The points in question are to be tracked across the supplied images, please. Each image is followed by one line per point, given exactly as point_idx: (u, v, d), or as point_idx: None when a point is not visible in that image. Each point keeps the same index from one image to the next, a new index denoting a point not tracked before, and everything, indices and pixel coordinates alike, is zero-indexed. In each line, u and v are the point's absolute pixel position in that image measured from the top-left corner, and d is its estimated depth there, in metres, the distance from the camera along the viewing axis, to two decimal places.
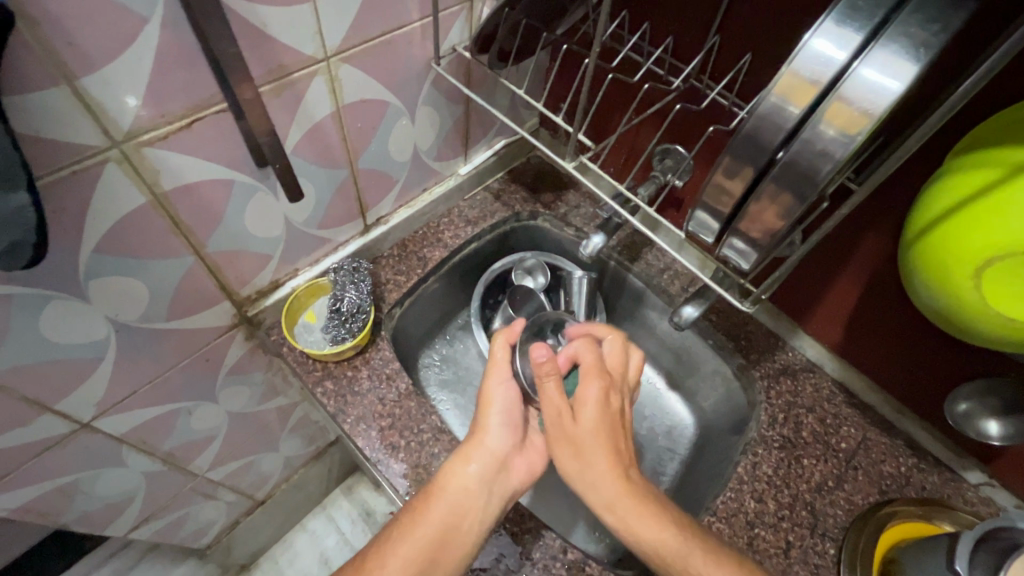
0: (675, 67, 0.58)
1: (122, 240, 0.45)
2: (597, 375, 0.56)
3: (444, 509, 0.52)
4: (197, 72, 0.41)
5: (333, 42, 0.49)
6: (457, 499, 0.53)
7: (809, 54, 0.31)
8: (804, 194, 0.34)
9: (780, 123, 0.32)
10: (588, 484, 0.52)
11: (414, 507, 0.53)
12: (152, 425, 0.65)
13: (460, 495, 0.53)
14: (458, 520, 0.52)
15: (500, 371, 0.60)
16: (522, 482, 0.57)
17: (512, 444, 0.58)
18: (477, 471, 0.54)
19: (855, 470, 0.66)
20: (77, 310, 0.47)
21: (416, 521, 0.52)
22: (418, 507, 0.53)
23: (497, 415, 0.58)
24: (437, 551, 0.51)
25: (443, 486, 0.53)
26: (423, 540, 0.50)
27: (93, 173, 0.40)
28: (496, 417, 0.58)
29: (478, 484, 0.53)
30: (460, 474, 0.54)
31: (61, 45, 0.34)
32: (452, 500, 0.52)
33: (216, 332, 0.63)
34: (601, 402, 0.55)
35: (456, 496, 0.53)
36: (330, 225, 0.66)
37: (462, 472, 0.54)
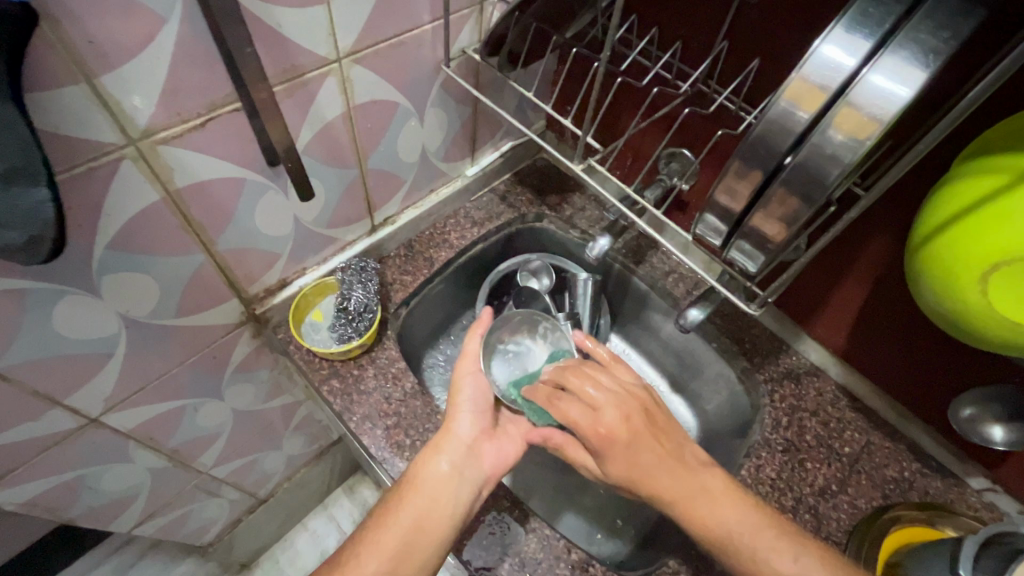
0: (683, 71, 0.58)
1: (135, 236, 0.46)
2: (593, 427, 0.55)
3: (416, 497, 0.53)
4: (213, 71, 0.41)
5: (346, 43, 0.49)
6: (429, 485, 0.53)
7: (818, 61, 0.31)
8: (812, 198, 0.34)
9: (790, 127, 0.33)
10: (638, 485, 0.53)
11: (391, 497, 0.54)
12: (158, 421, 0.65)
13: (430, 482, 0.53)
14: (432, 509, 0.52)
15: (469, 363, 0.61)
16: (495, 466, 0.57)
17: (482, 430, 0.58)
18: (447, 459, 0.55)
19: (859, 475, 0.66)
20: (90, 305, 0.47)
21: (391, 509, 0.52)
22: (394, 497, 0.54)
23: (466, 404, 0.59)
24: (411, 539, 0.51)
25: (415, 475, 0.54)
26: (399, 528, 0.51)
27: (108, 169, 0.40)
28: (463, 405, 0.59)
29: (447, 470, 0.54)
30: (430, 463, 0.55)
31: (82, 43, 0.34)
32: (425, 492, 0.53)
33: (224, 329, 0.63)
34: (613, 444, 0.54)
35: (427, 484, 0.53)
36: (338, 224, 0.67)
37: (431, 461, 0.55)
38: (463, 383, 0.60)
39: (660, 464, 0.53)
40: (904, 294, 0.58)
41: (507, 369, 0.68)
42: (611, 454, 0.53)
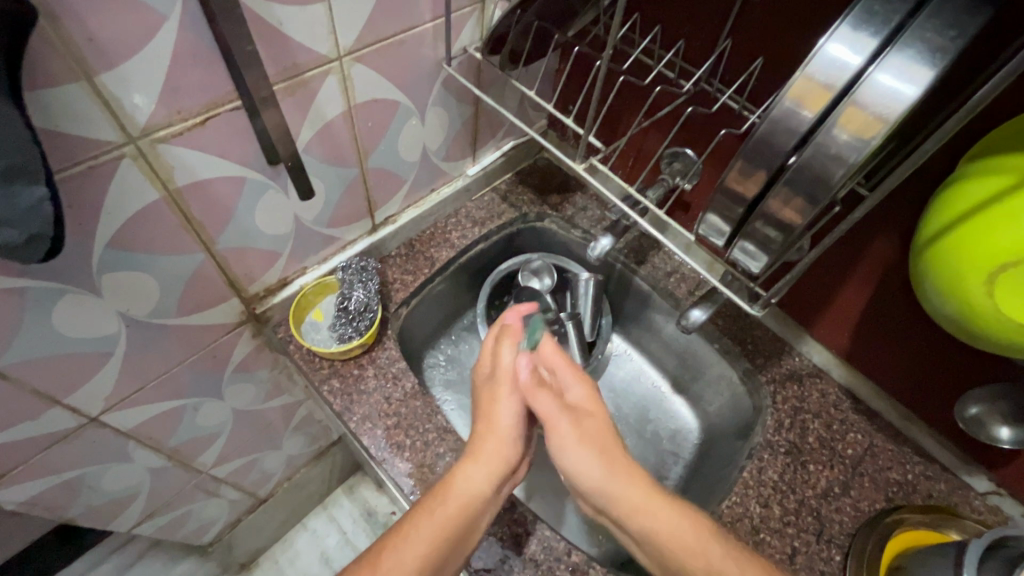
0: (685, 70, 0.58)
1: (135, 235, 0.46)
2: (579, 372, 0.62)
3: (459, 511, 0.52)
4: (212, 69, 0.41)
5: (346, 42, 0.49)
6: (472, 501, 0.53)
7: (825, 59, 0.31)
8: (817, 198, 0.34)
9: (795, 126, 0.32)
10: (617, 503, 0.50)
11: (430, 505, 0.53)
12: (158, 421, 0.65)
13: (474, 498, 0.54)
14: (470, 521, 0.53)
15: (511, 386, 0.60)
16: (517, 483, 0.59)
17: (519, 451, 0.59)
18: (491, 477, 0.55)
19: (861, 477, 0.65)
20: (89, 304, 0.47)
21: (435, 518, 0.51)
22: (435, 507, 0.52)
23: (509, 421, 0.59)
24: (453, 550, 0.51)
25: (456, 487, 0.54)
26: (444, 539, 0.51)
27: (108, 168, 0.40)
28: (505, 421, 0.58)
29: (490, 489, 0.55)
30: (473, 479, 0.54)
31: (81, 41, 0.34)
32: (465, 502, 0.53)
33: (224, 329, 0.63)
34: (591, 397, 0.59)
35: (472, 499, 0.53)
36: (339, 223, 0.66)
37: (476, 478, 0.54)
38: (501, 407, 0.59)
39: (627, 473, 0.52)
40: (910, 295, 0.58)
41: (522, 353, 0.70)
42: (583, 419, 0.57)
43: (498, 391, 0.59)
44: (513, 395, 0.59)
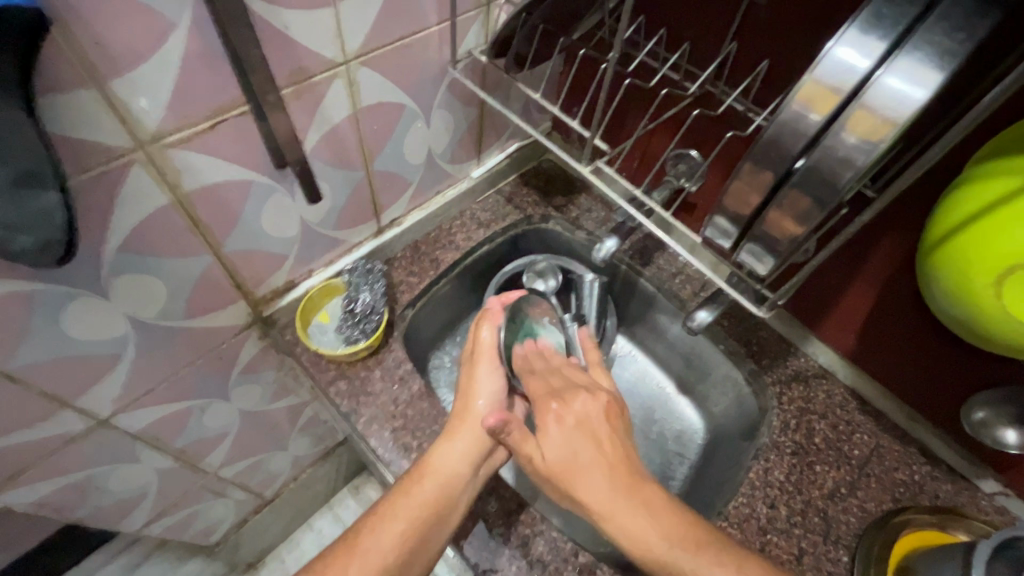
0: (691, 72, 0.58)
1: (145, 239, 0.46)
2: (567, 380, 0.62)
3: (435, 486, 0.55)
4: (221, 74, 0.41)
5: (353, 46, 0.49)
6: (448, 478, 0.56)
7: (833, 63, 0.31)
8: (824, 200, 0.34)
9: (803, 129, 0.32)
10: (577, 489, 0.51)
11: (408, 484, 0.55)
12: (166, 422, 0.65)
13: (450, 474, 0.56)
14: (448, 497, 0.55)
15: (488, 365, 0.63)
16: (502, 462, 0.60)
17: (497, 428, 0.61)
18: (466, 453, 0.57)
19: (868, 477, 0.65)
20: (98, 307, 0.47)
21: (411, 496, 0.54)
22: (412, 484, 0.55)
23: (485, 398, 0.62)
24: (430, 526, 0.53)
25: (432, 464, 0.56)
26: (419, 516, 0.53)
27: (118, 173, 0.41)
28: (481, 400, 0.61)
29: (466, 465, 0.56)
30: (447, 455, 0.57)
31: (91, 47, 0.34)
32: (444, 477, 0.55)
33: (231, 331, 0.63)
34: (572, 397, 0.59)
35: (447, 474, 0.56)
36: (345, 226, 0.67)
37: (450, 454, 0.57)
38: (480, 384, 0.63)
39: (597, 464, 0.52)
40: (916, 296, 0.58)
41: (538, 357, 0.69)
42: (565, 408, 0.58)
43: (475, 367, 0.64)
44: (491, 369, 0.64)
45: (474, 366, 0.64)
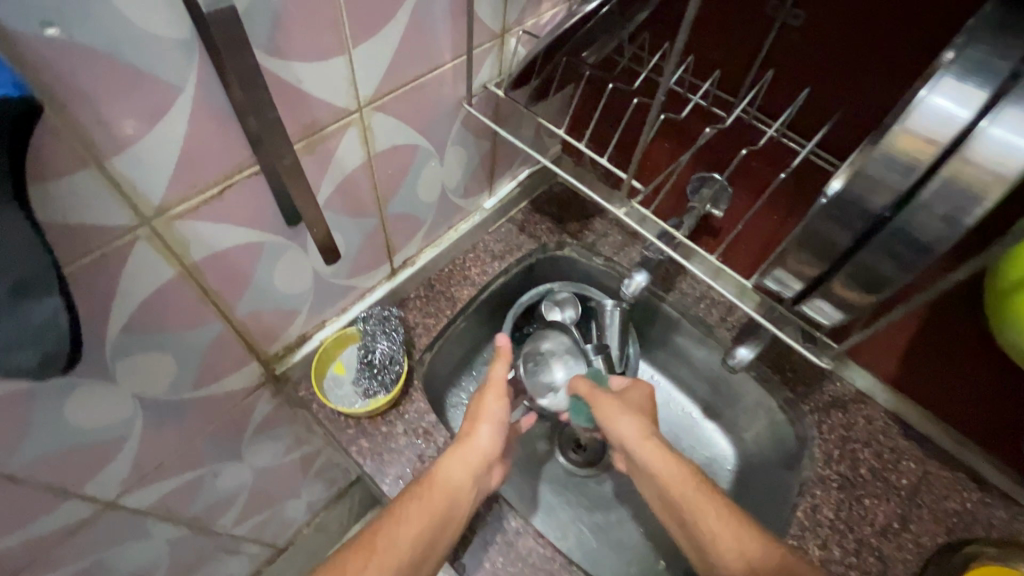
0: (724, 100, 0.57)
1: (152, 316, 0.42)
2: (643, 391, 0.67)
3: (444, 499, 0.52)
4: (231, 137, 0.38)
5: (367, 92, 0.45)
6: (456, 491, 0.53)
7: (924, 111, 0.28)
8: (912, 263, 0.31)
9: (896, 185, 0.29)
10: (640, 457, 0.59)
11: (417, 492, 0.53)
12: (177, 493, 0.61)
13: (458, 489, 0.53)
14: (454, 507, 0.53)
15: (498, 391, 0.61)
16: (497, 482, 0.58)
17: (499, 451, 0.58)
18: (473, 467, 0.55)
19: (920, 509, 0.63)
20: (104, 392, 0.43)
21: (423, 505, 0.52)
22: (422, 493, 0.53)
23: (491, 424, 0.59)
24: (439, 533, 0.51)
25: (440, 475, 0.54)
26: (429, 525, 0.51)
27: (123, 253, 0.37)
28: (485, 427, 0.58)
29: (471, 482, 0.54)
30: (457, 468, 0.54)
31: (90, 125, 0.30)
32: (453, 488, 0.53)
33: (243, 392, 0.59)
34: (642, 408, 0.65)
35: (454, 488, 0.53)
36: (358, 272, 0.63)
37: (455, 470, 0.54)
38: (489, 408, 0.59)
39: (656, 453, 0.58)
40: (969, 318, 0.57)
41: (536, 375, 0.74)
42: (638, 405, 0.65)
43: (484, 395, 0.60)
44: (501, 399, 0.60)
45: (483, 395, 0.60)
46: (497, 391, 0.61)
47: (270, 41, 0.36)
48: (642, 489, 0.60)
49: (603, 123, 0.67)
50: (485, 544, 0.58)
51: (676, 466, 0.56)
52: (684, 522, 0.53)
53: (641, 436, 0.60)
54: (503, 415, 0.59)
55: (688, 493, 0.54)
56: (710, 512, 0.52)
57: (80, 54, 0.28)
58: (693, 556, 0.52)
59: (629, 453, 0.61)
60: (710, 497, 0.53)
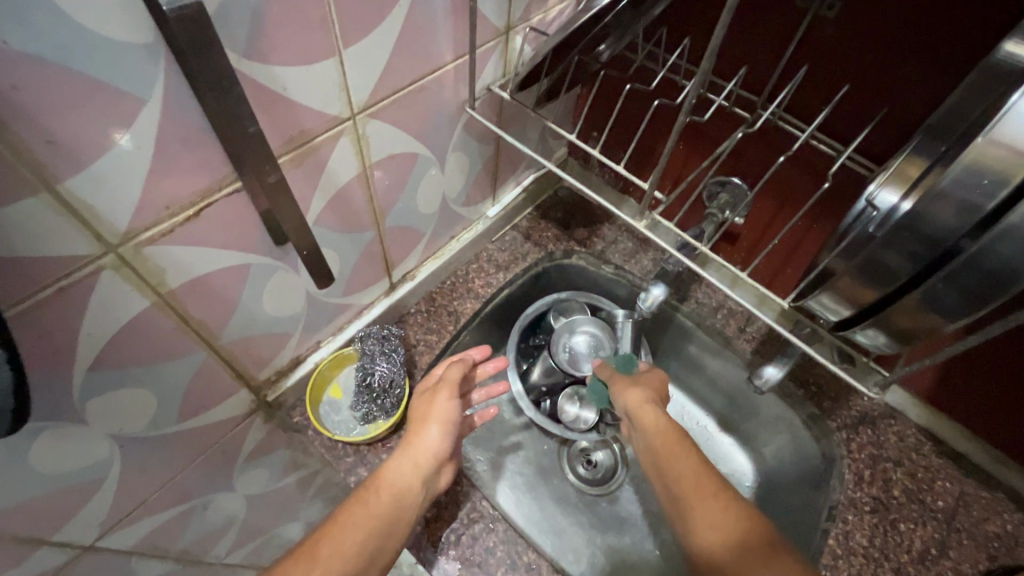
0: (750, 101, 0.54)
1: (125, 350, 0.38)
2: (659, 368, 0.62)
3: (391, 504, 0.48)
4: (208, 153, 0.33)
5: (360, 98, 0.41)
6: (400, 495, 0.49)
7: (1015, 121, 0.26)
8: (981, 296, 0.30)
9: (975, 205, 0.28)
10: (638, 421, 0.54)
11: (361, 498, 0.47)
12: (164, 529, 0.57)
13: (405, 494, 0.49)
14: (401, 510, 0.48)
15: (446, 388, 0.55)
16: (445, 484, 0.55)
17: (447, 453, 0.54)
18: (418, 468, 0.51)
19: (959, 533, 0.59)
20: (73, 435, 0.39)
21: (368, 510, 0.46)
22: (367, 499, 0.47)
23: (440, 425, 0.53)
24: (389, 541, 0.45)
25: (384, 478, 0.49)
26: (375, 530, 0.45)
27: (85, 285, 0.32)
28: (435, 427, 0.53)
29: (418, 486, 0.50)
30: (402, 468, 0.50)
31: (36, 145, 0.26)
32: (396, 492, 0.49)
33: (233, 421, 0.55)
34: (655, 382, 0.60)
35: (401, 492, 0.49)
36: (355, 289, 0.59)
37: (403, 473, 0.50)
38: (437, 405, 0.54)
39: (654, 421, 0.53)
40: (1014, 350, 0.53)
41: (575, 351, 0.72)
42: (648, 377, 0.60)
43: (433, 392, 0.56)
44: (451, 398, 0.55)
45: (434, 394, 0.55)
46: (449, 389, 0.56)
47: (249, 45, 0.32)
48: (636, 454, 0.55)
49: (617, 128, 0.63)
50: None
51: (664, 419, 0.53)
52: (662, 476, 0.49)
53: (640, 400, 0.56)
54: (456, 414, 0.54)
55: (667, 444, 0.50)
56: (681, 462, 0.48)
57: (18, 63, 0.24)
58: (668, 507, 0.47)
59: (628, 417, 0.57)
60: (684, 447, 0.49)
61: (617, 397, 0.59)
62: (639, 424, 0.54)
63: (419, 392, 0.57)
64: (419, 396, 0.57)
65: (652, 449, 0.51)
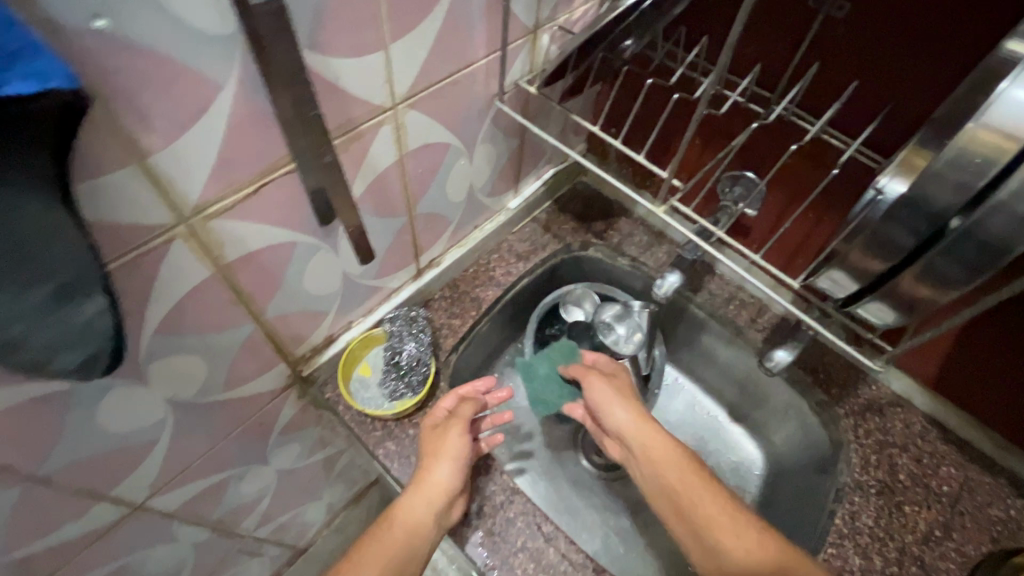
0: (765, 97, 0.56)
1: (186, 318, 0.42)
2: (623, 371, 0.65)
3: (404, 540, 0.52)
4: (270, 135, 0.37)
5: (402, 89, 0.44)
6: (413, 532, 0.52)
7: (1008, 105, 0.29)
8: (980, 265, 0.33)
9: (969, 184, 0.31)
10: (636, 450, 0.57)
11: (377, 533, 0.53)
12: (203, 496, 0.60)
13: (417, 530, 0.52)
14: (413, 546, 0.52)
15: (456, 427, 0.57)
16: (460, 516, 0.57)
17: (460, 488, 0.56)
18: (430, 506, 0.53)
19: (962, 516, 0.61)
20: (137, 394, 0.42)
21: (381, 547, 0.51)
22: (384, 534, 0.52)
23: (451, 460, 0.56)
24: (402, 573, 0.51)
25: (398, 514, 0.53)
26: (388, 566, 0.50)
27: (160, 252, 0.36)
28: (445, 464, 0.55)
29: (431, 525, 0.53)
30: (412, 504, 0.53)
31: (133, 122, 0.29)
32: (408, 528, 0.52)
33: (270, 395, 0.59)
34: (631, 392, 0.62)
35: (415, 531, 0.52)
36: (385, 273, 0.62)
37: (416, 509, 0.53)
38: (447, 441, 0.57)
39: (658, 442, 0.56)
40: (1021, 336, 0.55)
41: (609, 337, 0.73)
42: (615, 380, 0.63)
43: (445, 429, 0.58)
44: (463, 434, 0.57)
45: (445, 429, 0.57)
46: (461, 425, 0.58)
47: (312, 38, 0.35)
48: (636, 476, 0.57)
49: (636, 123, 0.66)
50: (515, 551, 0.57)
51: (673, 448, 0.55)
52: (677, 503, 0.52)
53: (634, 420, 0.58)
54: (467, 449, 0.57)
55: (683, 477, 0.53)
56: (710, 505, 0.50)
57: (126, 48, 0.27)
58: (687, 540, 0.50)
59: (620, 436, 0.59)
60: (700, 480, 0.52)
61: (604, 416, 0.61)
62: (643, 451, 0.56)
63: (430, 428, 0.59)
64: (429, 431, 0.59)
65: (668, 481, 0.53)
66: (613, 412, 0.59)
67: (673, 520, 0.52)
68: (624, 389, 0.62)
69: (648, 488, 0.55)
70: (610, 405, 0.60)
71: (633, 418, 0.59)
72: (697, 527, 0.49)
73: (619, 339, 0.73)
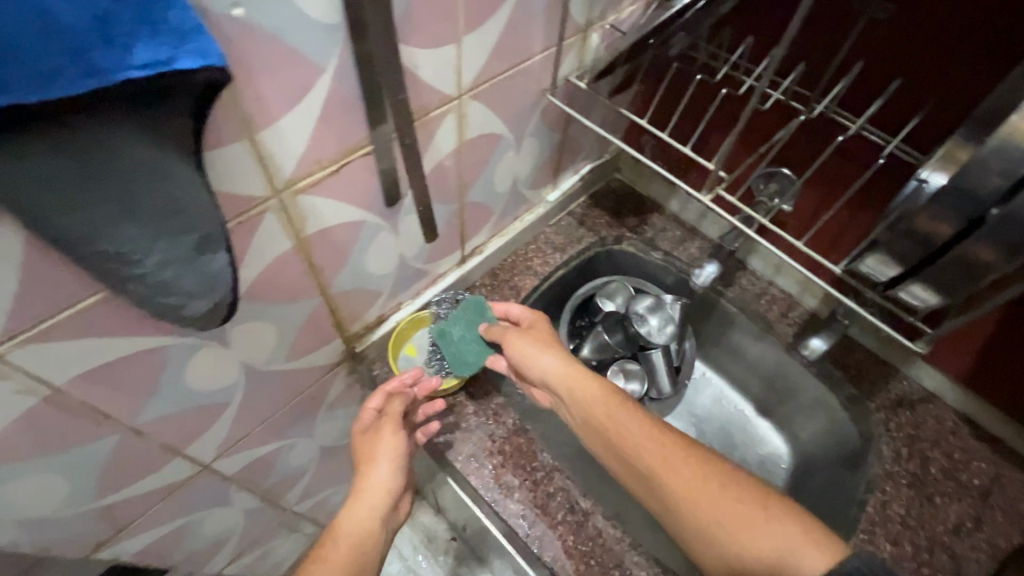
0: (805, 95, 0.58)
1: (267, 286, 0.45)
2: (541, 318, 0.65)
3: (352, 550, 0.53)
4: (355, 118, 0.40)
5: (468, 79, 0.48)
6: (359, 540, 0.54)
7: None
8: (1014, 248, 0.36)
9: (1007, 172, 0.33)
10: (565, 393, 0.58)
11: (321, 552, 0.52)
12: (258, 463, 0.64)
13: (363, 537, 0.54)
14: (362, 552, 0.53)
15: (389, 427, 0.58)
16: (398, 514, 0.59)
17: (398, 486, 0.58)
18: (373, 510, 0.56)
19: (993, 510, 0.62)
20: (218, 356, 0.46)
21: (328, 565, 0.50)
22: (324, 554, 0.51)
23: (389, 460, 0.57)
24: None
25: (340, 527, 0.54)
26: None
27: (256, 222, 0.39)
28: (383, 465, 0.57)
29: (375, 530, 0.55)
30: (353, 513, 0.55)
31: (250, 100, 0.33)
32: (353, 535, 0.54)
33: (325, 369, 0.62)
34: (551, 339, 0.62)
35: (359, 540, 0.54)
36: (434, 257, 0.65)
37: (357, 518, 0.55)
38: (382, 442, 0.58)
39: (585, 384, 0.57)
40: None
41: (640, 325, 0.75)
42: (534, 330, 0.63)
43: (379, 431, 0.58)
44: (395, 432, 0.58)
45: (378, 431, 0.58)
46: (394, 423, 0.59)
47: (400, 28, 0.39)
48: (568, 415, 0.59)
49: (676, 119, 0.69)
50: (555, 523, 0.59)
51: (594, 384, 0.57)
52: (607, 436, 0.54)
53: (558, 365, 0.59)
54: (403, 447, 0.58)
55: (609, 411, 0.54)
56: (646, 437, 0.51)
57: (254, 34, 0.31)
58: (621, 468, 0.52)
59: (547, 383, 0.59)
60: (626, 410, 0.54)
61: (529, 366, 0.60)
62: (571, 393, 0.57)
63: (360, 432, 0.60)
64: (361, 435, 0.59)
65: (595, 416, 0.55)
66: (538, 362, 0.59)
67: (608, 453, 0.54)
68: (544, 337, 0.61)
69: (580, 426, 0.57)
70: (533, 356, 0.59)
71: (559, 364, 0.59)
72: (628, 454, 0.52)
73: (653, 331, 0.75)
